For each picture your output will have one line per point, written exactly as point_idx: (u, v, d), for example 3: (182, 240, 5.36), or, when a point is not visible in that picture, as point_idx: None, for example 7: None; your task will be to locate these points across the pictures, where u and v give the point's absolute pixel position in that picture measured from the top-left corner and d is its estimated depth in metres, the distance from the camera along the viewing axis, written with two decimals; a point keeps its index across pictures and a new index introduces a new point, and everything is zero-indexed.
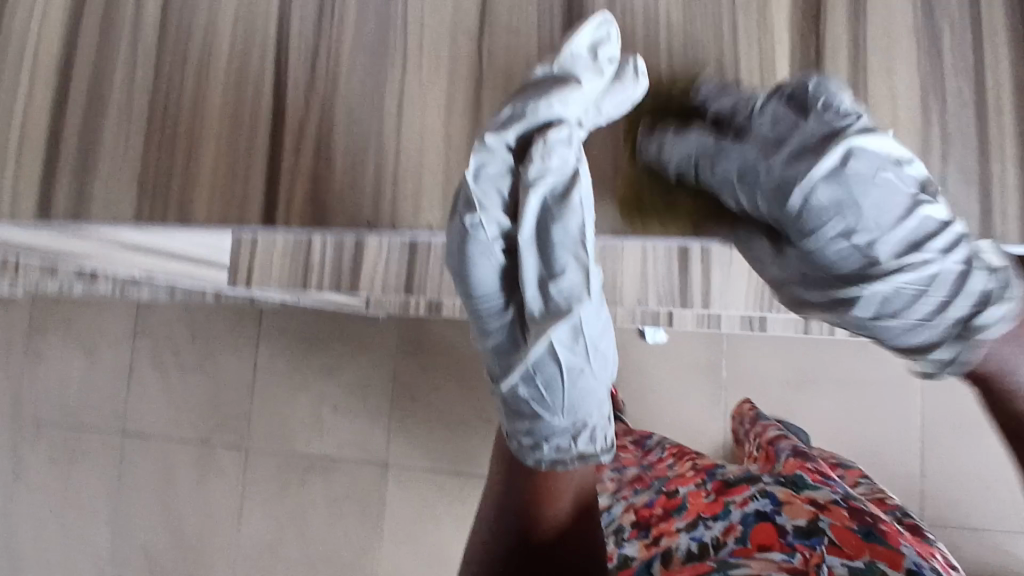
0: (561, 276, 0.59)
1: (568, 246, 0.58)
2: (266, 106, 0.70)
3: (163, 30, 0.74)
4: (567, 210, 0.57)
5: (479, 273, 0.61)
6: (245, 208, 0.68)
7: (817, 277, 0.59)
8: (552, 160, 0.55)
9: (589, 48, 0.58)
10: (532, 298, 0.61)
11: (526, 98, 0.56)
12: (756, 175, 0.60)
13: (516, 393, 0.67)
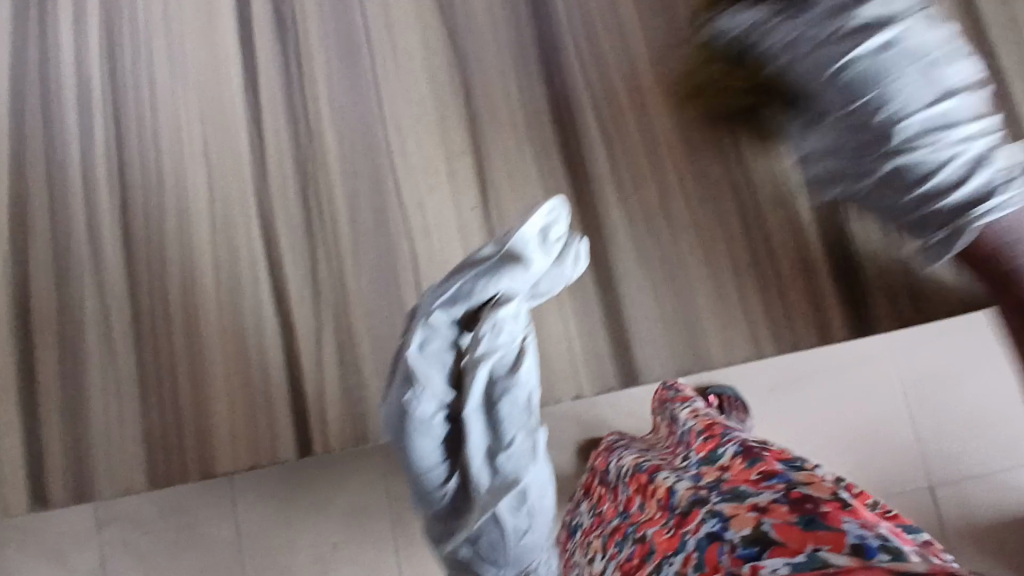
0: (509, 446, 0.46)
1: (519, 417, 0.45)
2: (270, 326, 0.65)
3: (133, 267, 0.68)
4: (516, 378, 0.44)
5: (425, 471, 0.48)
6: (278, 442, 0.63)
7: (845, 120, 0.51)
8: (492, 342, 0.44)
9: (539, 230, 0.45)
10: (482, 478, 0.47)
11: (476, 276, 0.43)
12: (800, 285, 0.59)
13: (455, 554, 0.50)
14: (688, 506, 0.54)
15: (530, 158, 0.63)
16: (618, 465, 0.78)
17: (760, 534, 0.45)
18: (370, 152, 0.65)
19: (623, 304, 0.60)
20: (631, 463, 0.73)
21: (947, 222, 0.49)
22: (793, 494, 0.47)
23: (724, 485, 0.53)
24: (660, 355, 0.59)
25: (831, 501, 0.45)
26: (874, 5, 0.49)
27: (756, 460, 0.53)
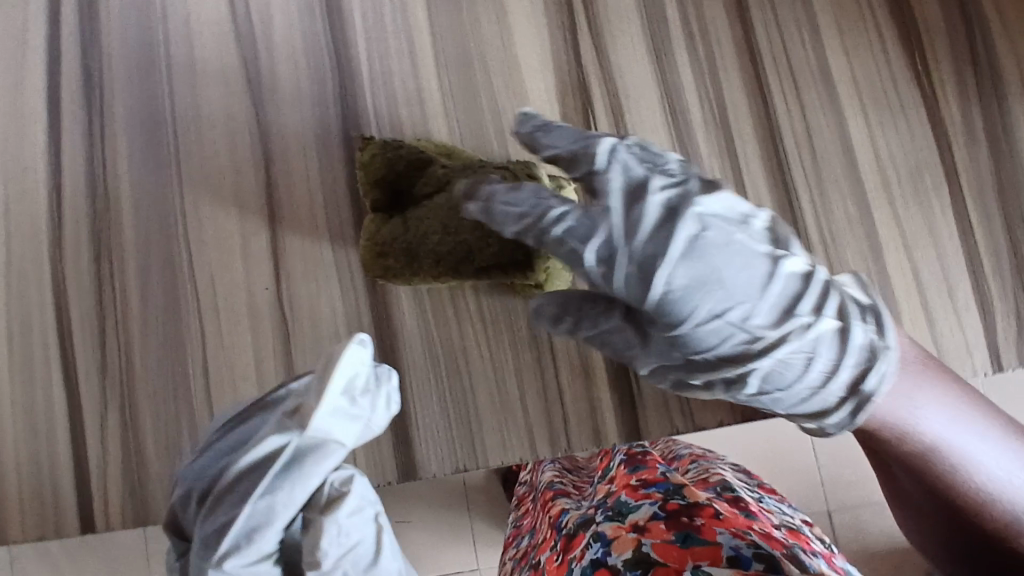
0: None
1: None
2: (58, 401, 0.63)
3: None
4: (376, 573, 0.54)
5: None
6: (57, 521, 0.62)
7: (720, 344, 0.46)
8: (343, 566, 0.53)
9: (345, 394, 0.52)
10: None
11: (283, 472, 0.51)
12: (579, 387, 0.60)
13: None
14: (574, 529, 0.86)
15: (325, 243, 0.63)
16: (540, 476, 1.07)
17: (640, 557, 0.72)
18: (166, 228, 0.64)
19: (406, 398, 0.60)
20: (547, 482, 1.02)
21: (850, 401, 0.46)
22: (668, 516, 0.77)
23: (608, 503, 0.87)
24: (439, 452, 0.60)
25: (703, 518, 0.74)
26: (665, 177, 0.47)
27: (638, 468, 0.94)
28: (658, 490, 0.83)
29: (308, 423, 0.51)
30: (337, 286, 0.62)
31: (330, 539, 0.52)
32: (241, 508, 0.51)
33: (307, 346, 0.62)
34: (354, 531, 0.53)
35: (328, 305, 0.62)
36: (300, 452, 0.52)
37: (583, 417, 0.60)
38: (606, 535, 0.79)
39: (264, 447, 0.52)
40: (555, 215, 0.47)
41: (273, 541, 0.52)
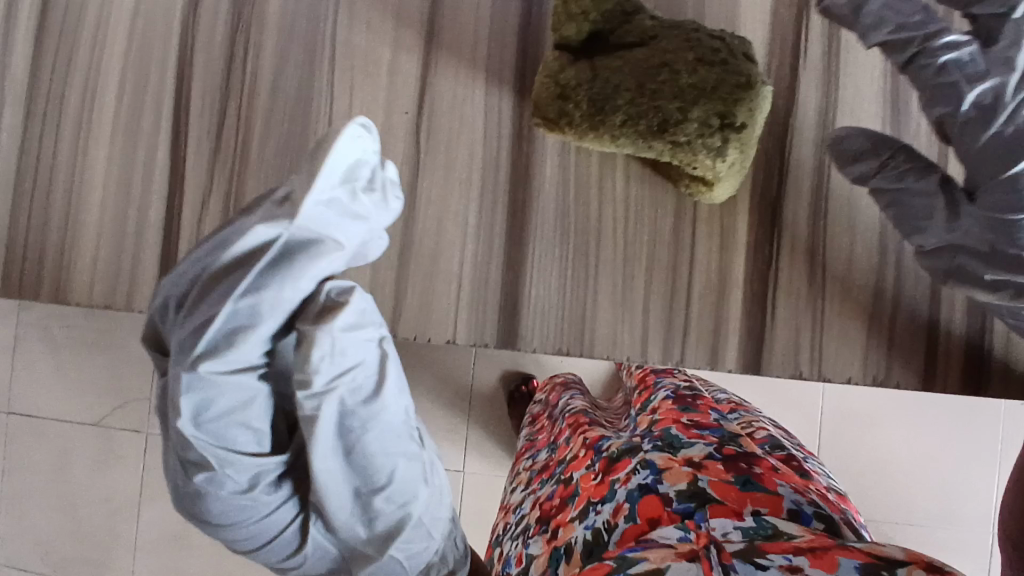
0: (390, 487, 0.50)
1: (390, 439, 0.49)
2: (159, 170, 0.60)
3: (38, 64, 0.63)
4: (376, 409, 0.47)
5: (275, 506, 0.50)
6: (135, 290, 0.59)
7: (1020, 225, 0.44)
8: (341, 403, 0.45)
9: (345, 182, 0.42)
10: (361, 529, 0.53)
11: (268, 273, 0.42)
12: (710, 301, 0.55)
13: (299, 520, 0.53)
14: (618, 455, 0.79)
15: (480, 77, 0.57)
16: (562, 400, 1.02)
17: (697, 492, 0.66)
18: (313, 16, 0.58)
19: (524, 263, 0.56)
20: (576, 406, 0.98)
21: None
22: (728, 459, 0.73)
23: (655, 434, 0.82)
24: (545, 328, 0.56)
25: (762, 469, 0.71)
26: None
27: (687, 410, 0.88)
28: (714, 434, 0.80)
29: (298, 212, 0.40)
30: (482, 126, 0.57)
31: (318, 348, 0.43)
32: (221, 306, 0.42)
33: (434, 183, 0.57)
34: (340, 350, 0.44)
35: (467, 145, 0.57)
36: (292, 247, 0.41)
37: (707, 334, 0.55)
38: (657, 464, 0.73)
39: (249, 239, 0.41)
40: (948, 40, 0.44)
41: (261, 350, 0.44)
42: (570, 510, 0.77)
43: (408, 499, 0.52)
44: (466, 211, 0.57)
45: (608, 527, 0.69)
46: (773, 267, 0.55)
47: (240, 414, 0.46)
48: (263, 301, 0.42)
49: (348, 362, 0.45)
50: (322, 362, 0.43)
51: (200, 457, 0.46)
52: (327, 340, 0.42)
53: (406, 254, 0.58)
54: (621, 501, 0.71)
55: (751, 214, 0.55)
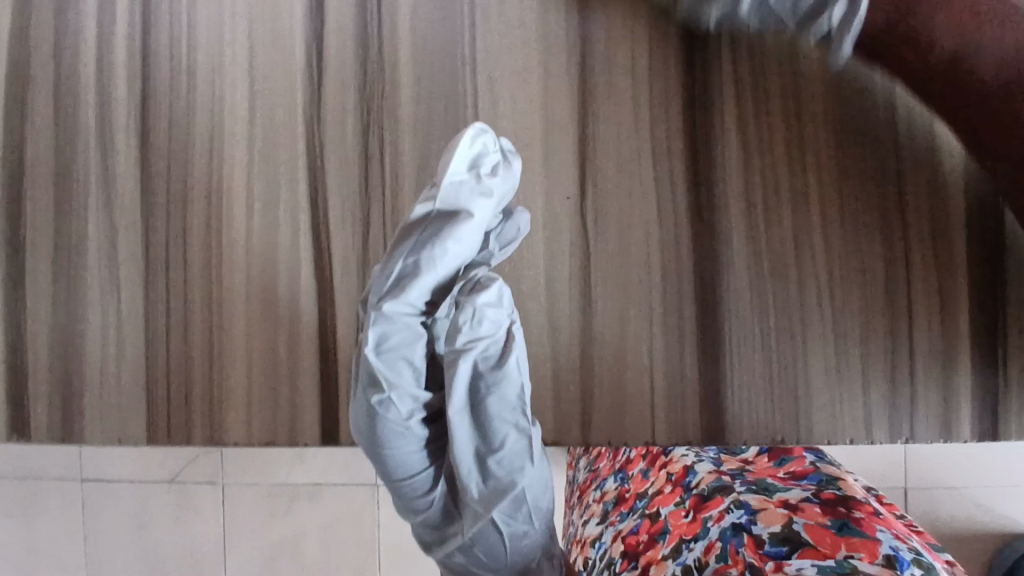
0: (501, 449, 0.49)
1: (508, 414, 0.49)
2: (306, 292, 0.55)
3: (148, 191, 0.58)
4: (500, 377, 0.48)
5: (416, 469, 0.52)
6: (300, 422, 0.56)
7: None
8: (416, 426, 0.51)
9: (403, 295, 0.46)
10: (474, 486, 0.50)
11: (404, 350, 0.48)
12: (933, 368, 0.50)
13: (450, 556, 0.53)
14: (707, 493, 0.77)
15: (647, 151, 0.52)
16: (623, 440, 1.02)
17: (789, 535, 0.64)
18: (451, 107, 0.54)
19: (722, 349, 0.51)
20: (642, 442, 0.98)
21: None
22: (824, 504, 0.70)
23: (748, 478, 0.78)
24: (755, 418, 0.51)
25: (862, 513, 0.68)
26: None
27: (784, 461, 0.88)
28: (812, 482, 0.77)
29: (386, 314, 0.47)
30: (655, 205, 0.52)
31: (400, 391, 0.49)
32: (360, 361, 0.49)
33: (609, 274, 0.52)
34: (409, 353, 0.49)
35: (642, 225, 0.52)
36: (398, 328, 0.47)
37: (937, 403, 0.50)
38: (750, 505, 0.71)
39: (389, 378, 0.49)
40: None
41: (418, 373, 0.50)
42: (661, 546, 0.73)
43: (505, 457, 0.49)
44: (649, 301, 0.52)
45: (698, 564, 0.67)
46: (1001, 325, 0.50)
47: (404, 424, 0.50)
48: (456, 312, 0.47)
49: (411, 361, 0.48)
50: (387, 387, 0.49)
51: (364, 429, 0.51)
52: (396, 392, 0.48)
53: (588, 355, 0.52)
54: (713, 539, 0.68)
55: (971, 263, 0.50)
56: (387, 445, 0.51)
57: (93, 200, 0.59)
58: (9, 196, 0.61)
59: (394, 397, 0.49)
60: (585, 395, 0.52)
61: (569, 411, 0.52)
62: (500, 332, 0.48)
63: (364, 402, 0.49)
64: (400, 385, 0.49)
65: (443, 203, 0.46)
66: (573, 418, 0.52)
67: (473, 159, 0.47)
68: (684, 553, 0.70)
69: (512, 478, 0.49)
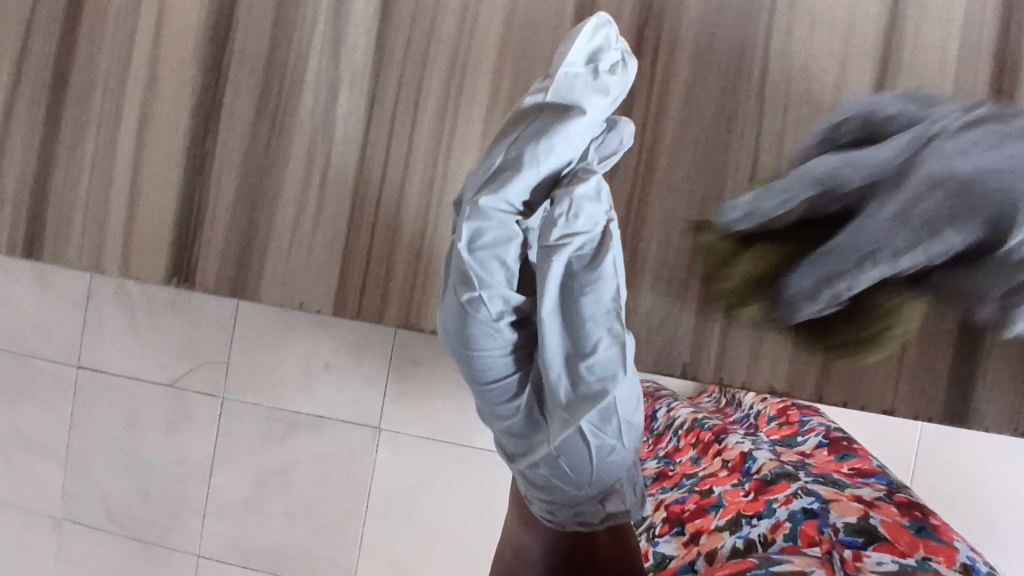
0: (594, 353, 0.42)
1: (603, 315, 0.42)
2: None
3: (385, 44, 0.53)
4: (596, 275, 0.41)
5: (500, 374, 0.45)
6: None
7: None
8: (505, 328, 0.44)
9: (499, 196, 0.41)
10: (563, 391, 0.43)
11: (495, 249, 0.42)
12: None
13: (533, 473, 0.45)
14: (771, 477, 0.68)
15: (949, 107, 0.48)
16: (666, 412, 0.98)
17: (865, 526, 0.57)
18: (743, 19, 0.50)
19: (983, 329, 0.48)
20: (687, 418, 0.93)
21: None
22: (901, 504, 0.61)
23: (811, 470, 0.71)
24: (1003, 408, 0.48)
25: (940, 520, 0.59)
26: None
27: (846, 458, 0.77)
28: (880, 480, 0.69)
29: (478, 211, 0.41)
30: None
31: (495, 293, 0.43)
32: (451, 265, 0.43)
33: None
34: (504, 252, 0.43)
35: None
36: (488, 227, 0.42)
37: None
38: (822, 494, 0.63)
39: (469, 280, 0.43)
40: None
41: (510, 275, 0.43)
42: (711, 519, 0.67)
43: (602, 357, 0.42)
44: None
45: (765, 540, 0.61)
46: None
47: (489, 326, 0.43)
48: (551, 203, 0.41)
49: (505, 258, 0.42)
50: (484, 287, 0.42)
51: (449, 330, 0.45)
52: (489, 290, 0.42)
53: None
54: (780, 519, 0.62)
55: None
56: (478, 343, 0.44)
57: (320, 40, 0.53)
58: (219, 21, 0.55)
59: (487, 299, 0.43)
60: (826, 349, 0.49)
61: (805, 363, 0.49)
62: (593, 228, 0.42)
63: (452, 298, 0.43)
64: (492, 284, 0.43)
65: (555, 95, 0.41)
66: (809, 371, 0.49)
67: (594, 51, 0.41)
68: (743, 528, 0.64)
69: (603, 386, 0.42)
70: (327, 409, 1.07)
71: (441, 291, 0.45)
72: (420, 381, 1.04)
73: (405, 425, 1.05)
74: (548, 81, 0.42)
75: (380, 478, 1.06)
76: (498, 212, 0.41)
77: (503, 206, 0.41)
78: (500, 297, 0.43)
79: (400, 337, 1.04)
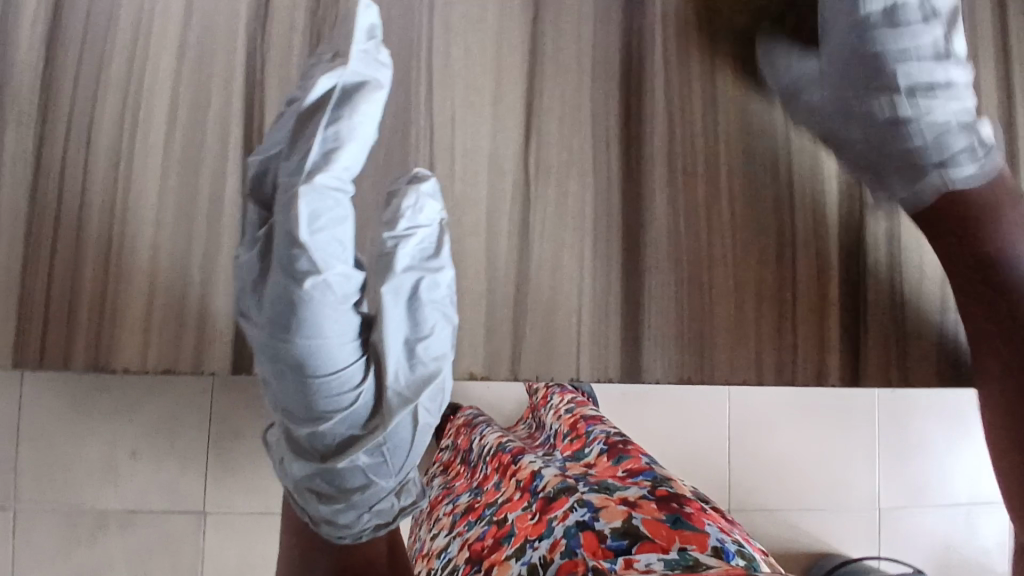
0: (332, 296, 0.47)
1: (338, 312, 0.47)
2: (228, 207, 0.52)
3: (53, 85, 0.52)
4: (337, 299, 0.47)
5: (348, 361, 0.49)
6: (207, 347, 0.51)
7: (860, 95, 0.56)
8: (338, 318, 0.47)
9: (336, 283, 0.47)
10: (315, 372, 0.48)
11: (328, 328, 0.47)
12: (813, 320, 0.58)
13: (330, 400, 0.49)
14: (553, 494, 0.63)
15: (585, 113, 0.57)
16: (481, 442, 0.88)
17: (629, 528, 0.56)
18: (404, 42, 0.55)
19: (641, 295, 0.56)
20: (495, 446, 0.84)
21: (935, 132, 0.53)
22: (658, 499, 0.61)
23: (589, 480, 0.66)
24: (666, 359, 0.56)
25: (693, 508, 0.60)
26: None
27: (621, 459, 0.73)
28: (647, 477, 0.66)
29: (317, 297, 0.46)
30: (591, 158, 0.56)
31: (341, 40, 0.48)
32: (321, 337, 0.47)
33: (547, 218, 0.55)
34: (342, 326, 0.48)
35: (578, 178, 0.56)
36: (316, 294, 0.46)
37: (809, 346, 0.57)
38: (592, 502, 0.60)
39: (331, 350, 0.48)
40: None
41: (340, 353, 0.48)
42: (507, 549, 0.62)
43: (957, 112, 0.53)
44: (581, 244, 0.55)
45: (545, 561, 0.56)
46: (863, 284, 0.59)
47: (342, 327, 0.48)
48: (334, 311, 0.47)
49: (339, 302, 0.47)
50: (313, 269, 0.46)
51: (321, 353, 0.47)
52: (340, 375, 0.49)
53: (523, 290, 0.54)
54: (558, 537, 0.58)
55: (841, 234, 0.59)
56: (312, 369, 0.48)
57: None
58: None
59: (371, 91, 0.47)
60: (517, 331, 0.54)
61: (499, 346, 0.54)
62: (304, 330, 0.47)
63: (310, 360, 0.47)
64: (327, 377, 0.48)
65: (314, 295, 0.46)
66: (504, 351, 0.54)
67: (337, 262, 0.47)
68: (526, 552, 0.59)
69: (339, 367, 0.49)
70: (143, 499, 0.95)
71: (309, 342, 0.47)
72: (245, 448, 0.97)
73: (233, 499, 0.97)
74: (319, 289, 0.46)
75: (206, 564, 0.97)
76: (321, 302, 0.46)
77: (331, 290, 0.47)
78: (335, 142, 0.46)
79: (221, 404, 0.96)
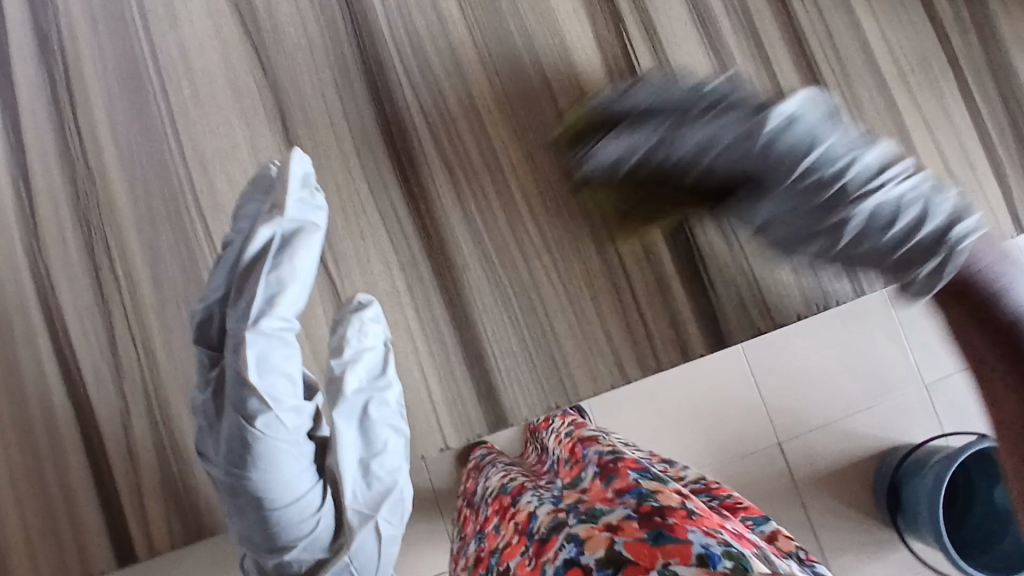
0: (269, 442, 0.50)
1: (291, 451, 0.52)
2: (63, 414, 0.54)
3: None
4: (272, 444, 0.50)
5: (305, 490, 0.53)
6: (90, 549, 0.53)
7: None
8: (286, 456, 0.51)
9: (285, 417, 0.50)
10: (277, 507, 0.52)
11: (270, 471, 0.51)
12: (657, 302, 0.58)
13: (293, 526, 0.54)
14: (546, 534, 0.55)
15: (364, 191, 0.57)
16: (484, 483, 0.81)
17: (614, 558, 0.47)
18: (169, 197, 0.56)
19: (480, 343, 0.56)
20: (496, 488, 0.75)
21: None
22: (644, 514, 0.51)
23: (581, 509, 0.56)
24: (526, 394, 0.56)
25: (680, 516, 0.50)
26: None
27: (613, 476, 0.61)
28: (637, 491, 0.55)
29: (269, 443, 0.50)
30: (384, 233, 0.57)
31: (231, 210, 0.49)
32: (272, 479, 0.51)
33: None
34: (298, 462, 0.52)
35: (378, 257, 0.56)
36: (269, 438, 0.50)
37: (664, 328, 0.58)
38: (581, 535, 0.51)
39: (282, 485, 0.52)
40: None
41: (304, 481, 0.53)
42: None
43: None
44: (405, 318, 0.56)
45: None
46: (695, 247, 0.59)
47: (291, 463, 0.52)
48: (278, 453, 0.51)
49: (286, 442, 0.51)
50: (265, 408, 0.49)
51: (273, 489, 0.52)
52: (288, 509, 0.53)
53: None
54: None
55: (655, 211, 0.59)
56: (270, 503, 0.52)
57: None
58: None
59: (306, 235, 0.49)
60: None
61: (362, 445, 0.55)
62: (260, 473, 0.51)
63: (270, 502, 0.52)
64: (286, 509, 0.53)
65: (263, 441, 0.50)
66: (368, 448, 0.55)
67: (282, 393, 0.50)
68: None
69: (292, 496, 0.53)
70: None
71: (271, 488, 0.51)
72: None
73: None
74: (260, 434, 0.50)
75: None
76: (272, 445, 0.50)
77: (286, 431, 0.51)
78: (279, 286, 0.49)
79: None
